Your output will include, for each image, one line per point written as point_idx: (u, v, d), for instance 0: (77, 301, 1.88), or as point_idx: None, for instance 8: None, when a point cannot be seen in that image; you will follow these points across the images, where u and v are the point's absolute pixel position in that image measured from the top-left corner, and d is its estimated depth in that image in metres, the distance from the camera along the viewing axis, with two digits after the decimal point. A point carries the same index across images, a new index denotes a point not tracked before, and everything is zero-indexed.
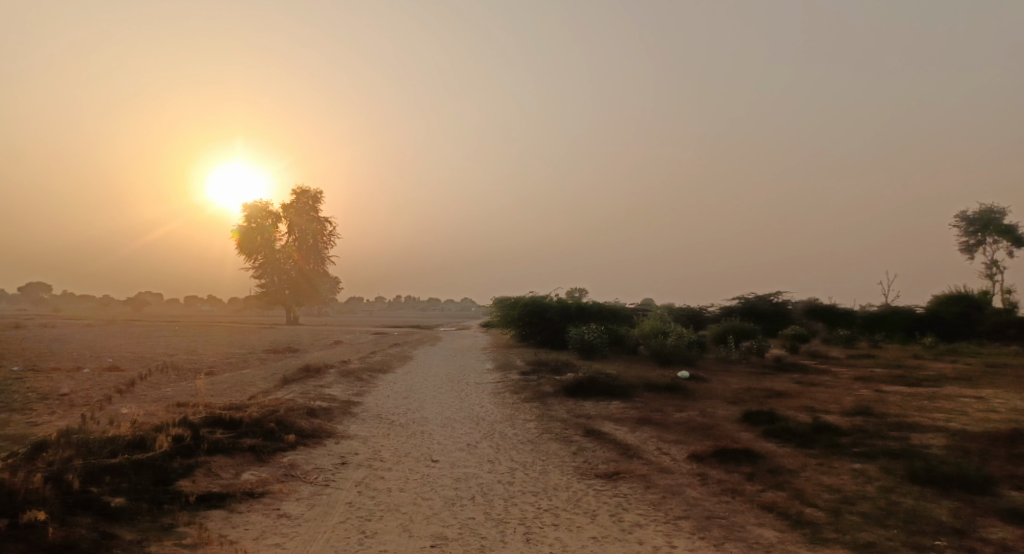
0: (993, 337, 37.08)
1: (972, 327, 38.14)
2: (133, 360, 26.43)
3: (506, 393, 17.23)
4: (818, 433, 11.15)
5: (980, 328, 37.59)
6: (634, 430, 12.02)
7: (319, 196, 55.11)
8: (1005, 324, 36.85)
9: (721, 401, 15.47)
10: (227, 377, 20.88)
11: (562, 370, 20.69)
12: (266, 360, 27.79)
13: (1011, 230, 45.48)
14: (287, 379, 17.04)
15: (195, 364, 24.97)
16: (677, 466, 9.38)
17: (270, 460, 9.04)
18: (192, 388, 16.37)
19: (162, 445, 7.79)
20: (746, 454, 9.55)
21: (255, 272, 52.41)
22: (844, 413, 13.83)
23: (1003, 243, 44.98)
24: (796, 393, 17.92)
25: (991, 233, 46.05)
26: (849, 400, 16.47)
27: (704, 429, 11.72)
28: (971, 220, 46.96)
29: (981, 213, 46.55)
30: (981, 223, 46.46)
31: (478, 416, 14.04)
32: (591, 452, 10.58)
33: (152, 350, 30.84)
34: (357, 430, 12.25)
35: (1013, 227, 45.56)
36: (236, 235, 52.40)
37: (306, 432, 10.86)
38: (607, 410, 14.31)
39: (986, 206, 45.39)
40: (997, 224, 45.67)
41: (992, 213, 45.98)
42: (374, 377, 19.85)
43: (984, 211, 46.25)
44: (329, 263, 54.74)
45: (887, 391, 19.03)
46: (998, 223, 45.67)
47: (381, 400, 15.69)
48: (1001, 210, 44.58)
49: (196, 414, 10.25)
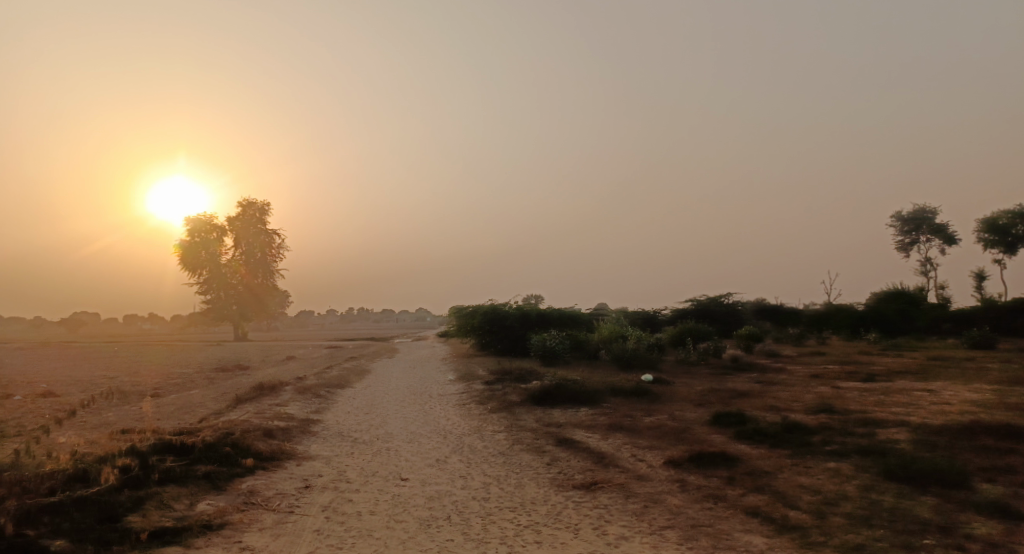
0: (931, 331, 38.53)
1: (912, 322, 39.55)
2: (70, 384, 24.99)
3: (471, 404, 16.82)
4: (789, 432, 11.13)
5: (919, 323, 39.03)
6: (606, 438, 11.78)
7: (267, 207, 53.62)
8: (942, 318, 38.36)
9: (688, 404, 15.42)
10: (175, 398, 19.86)
11: (526, 378, 20.39)
12: (215, 379, 26.65)
13: (943, 228, 47.51)
14: (240, 399, 16.25)
15: (139, 387, 23.73)
16: (655, 473, 9.15)
17: (228, 487, 8.44)
18: (137, 412, 15.43)
19: (108, 479, 7.14)
20: (722, 457, 9.40)
21: (200, 288, 50.56)
22: (809, 411, 13.92)
23: (936, 241, 46.92)
24: (758, 392, 18.03)
25: (925, 231, 48.00)
26: (810, 398, 16.65)
27: (676, 433, 11.55)
28: (906, 220, 48.86)
29: (915, 213, 48.47)
30: (915, 222, 48.39)
31: (445, 429, 13.62)
32: (565, 462, 10.30)
33: (91, 373, 29.26)
34: (319, 450, 11.68)
35: (944, 225, 47.60)
36: (179, 250, 50.50)
37: (265, 454, 10.26)
38: (576, 417, 14.07)
39: (919, 206, 47.31)
40: (930, 223, 47.65)
41: (924, 212, 47.94)
42: (332, 392, 19.18)
43: (917, 211, 48.18)
44: (278, 276, 53.26)
45: (844, 387, 19.37)
46: (931, 222, 47.65)
47: (342, 417, 15.09)
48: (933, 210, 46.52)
49: (144, 441, 9.54)
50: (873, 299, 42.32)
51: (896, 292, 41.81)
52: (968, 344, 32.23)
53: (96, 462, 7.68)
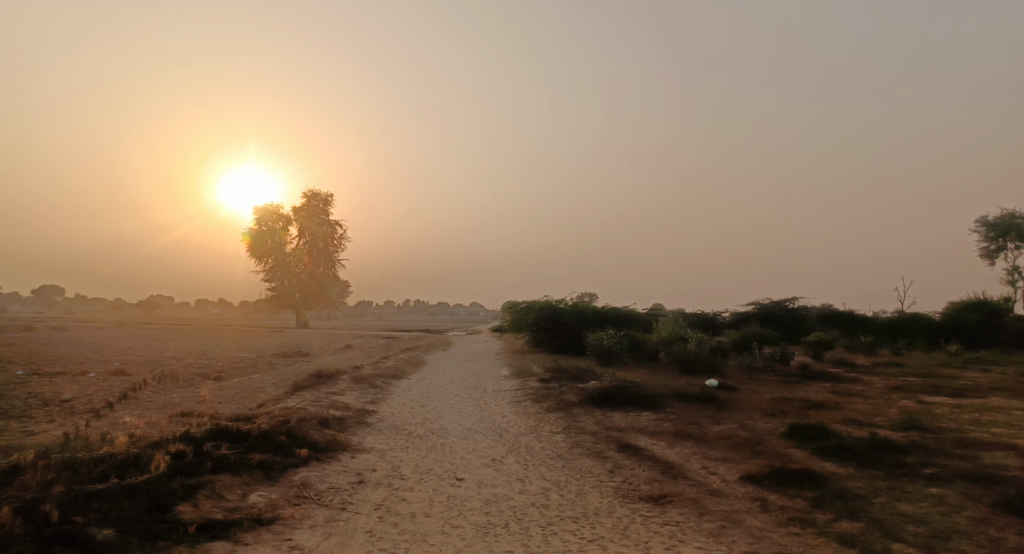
0: (1017, 345, 35.87)
1: (996, 334, 36.89)
2: (139, 364, 25.81)
3: (528, 402, 16.30)
4: (878, 450, 10.17)
5: (1003, 335, 36.40)
6: (672, 446, 11.06)
7: (330, 199, 54.50)
8: None
9: (758, 413, 14.48)
10: (235, 383, 20.05)
11: (584, 378, 19.74)
12: (276, 364, 27.04)
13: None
14: (298, 385, 16.24)
15: (203, 369, 24.19)
16: (730, 489, 8.42)
17: (280, 478, 8.16)
18: (198, 395, 15.55)
19: (160, 465, 6.93)
20: (806, 475, 8.59)
21: (265, 276, 51.81)
22: (895, 427, 12.81)
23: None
24: (833, 403, 16.87)
25: (1012, 238, 44.77)
26: (894, 413, 15.42)
27: (750, 445, 10.74)
28: (991, 225, 45.69)
29: (1001, 218, 45.24)
30: (1002, 228, 45.17)
31: (501, 427, 13.15)
32: (629, 471, 9.65)
33: (160, 354, 30.24)
34: (373, 442, 11.39)
35: None
36: (246, 239, 51.85)
37: (318, 445, 9.99)
38: (639, 421, 13.37)
39: (1008, 212, 44.11)
40: (1018, 229, 44.40)
41: (1013, 218, 44.69)
42: (388, 383, 18.99)
43: (1005, 216, 44.96)
44: (339, 266, 54.06)
45: (929, 402, 17.94)
46: (1019, 229, 44.39)
47: (397, 409, 14.82)
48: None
49: (200, 425, 9.40)
50: (952, 308, 39.74)
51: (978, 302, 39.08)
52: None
53: (150, 446, 7.51)
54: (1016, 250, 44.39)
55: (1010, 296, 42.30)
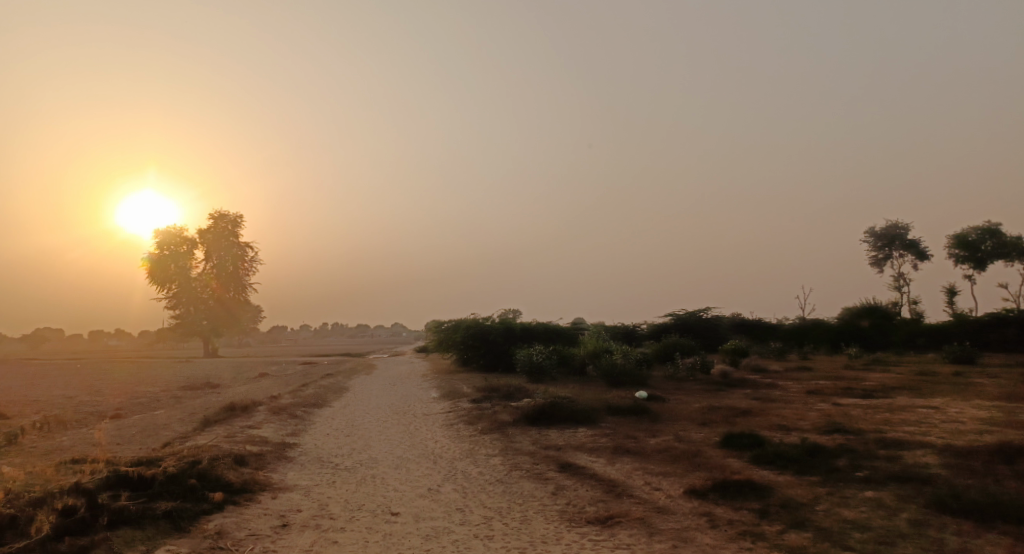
0: (908, 346, 38.40)
1: (889, 336, 39.40)
2: (25, 405, 23.36)
3: (460, 424, 15.74)
4: (811, 455, 10.27)
5: (895, 337, 38.92)
6: (612, 462, 10.81)
7: (240, 220, 52.00)
8: (917, 333, 38.34)
9: (690, 424, 14.53)
10: (137, 421, 18.40)
11: (515, 396, 19.36)
12: (184, 398, 25.23)
13: (916, 244, 47.70)
14: (210, 420, 15.02)
15: (100, 408, 22.16)
16: (677, 505, 8.20)
17: (192, 528, 7.29)
18: (95, 437, 14.06)
19: (43, 527, 6.00)
20: (749, 486, 8.49)
21: (169, 303, 48.69)
22: (821, 431, 13.11)
23: (909, 257, 47.08)
24: (758, 410, 17.22)
25: (897, 247, 48.15)
26: (815, 416, 15.86)
27: (689, 457, 10.64)
28: (879, 236, 49.03)
29: (887, 229, 48.63)
30: (887, 238, 48.55)
31: (434, 453, 12.55)
32: (572, 492, 9.31)
33: (51, 392, 27.67)
34: (296, 478, 10.55)
35: (917, 242, 47.81)
36: (147, 265, 48.65)
37: (235, 486, 9.09)
38: (575, 438, 13.10)
39: (892, 223, 47.49)
40: (902, 239, 47.83)
41: (897, 229, 48.13)
42: (310, 412, 17.94)
43: (890, 228, 48.38)
44: (251, 290, 51.57)
45: (844, 404, 18.63)
46: (903, 239, 47.84)
47: (321, 440, 13.93)
48: (906, 226, 46.66)
49: (95, 473, 8.35)
50: (849, 314, 42.18)
51: (872, 307, 41.66)
52: (951, 359, 31.98)
53: (31, 503, 6.50)
54: (901, 259, 47.78)
55: (898, 301, 45.37)
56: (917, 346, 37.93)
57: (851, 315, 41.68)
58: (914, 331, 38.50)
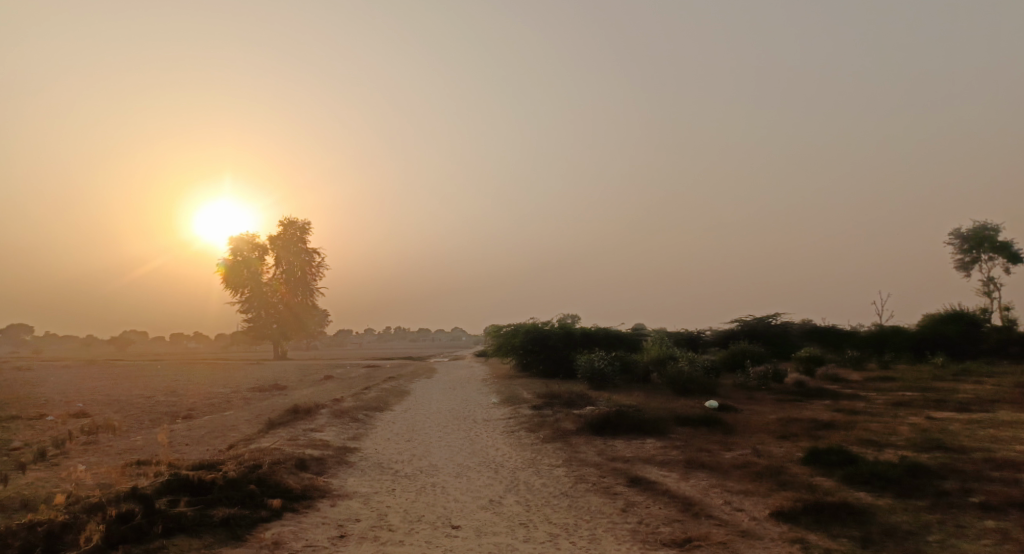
0: (1000, 355, 35.62)
1: (977, 344, 36.67)
2: (104, 404, 24.21)
3: (522, 431, 15.23)
4: (911, 475, 9.29)
5: (984, 346, 36.22)
6: (686, 478, 10.08)
7: (307, 226, 53.17)
8: (1010, 341, 35.52)
9: (768, 437, 13.58)
10: (206, 421, 18.69)
11: (579, 403, 18.72)
12: (251, 399, 25.72)
13: (1007, 245, 44.31)
14: (273, 422, 15.03)
15: (172, 408, 22.72)
16: (763, 529, 7.45)
17: (249, 537, 7.03)
18: (163, 438, 14.24)
19: (94, 538, 5.84)
20: (846, 509, 7.64)
21: (240, 307, 50.17)
22: (917, 448, 11.96)
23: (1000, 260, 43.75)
24: (841, 422, 16.02)
25: (986, 249, 44.84)
26: (908, 431, 14.59)
27: (771, 475, 9.79)
28: (965, 237, 45.80)
29: (974, 230, 45.35)
30: (975, 239, 45.28)
31: (496, 462, 12.09)
32: (644, 510, 8.66)
33: (129, 392, 28.73)
34: (356, 485, 10.28)
35: (1008, 243, 44.43)
36: (221, 270, 50.32)
37: (294, 493, 8.85)
38: (644, 450, 12.39)
39: (981, 223, 44.27)
40: (992, 240, 44.52)
41: (985, 229, 44.85)
42: (371, 416, 17.80)
43: (977, 228, 45.14)
44: (317, 295, 52.64)
45: (938, 418, 17.14)
46: (992, 240, 44.52)
47: (381, 445, 13.69)
48: (996, 226, 43.39)
49: (157, 476, 8.27)
50: (932, 320, 39.52)
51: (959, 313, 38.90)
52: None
53: (86, 510, 6.35)
54: (990, 262, 44.50)
55: (987, 307, 42.22)
56: (1011, 356, 35.11)
57: (935, 321, 38.99)
58: (1009, 340, 35.64)
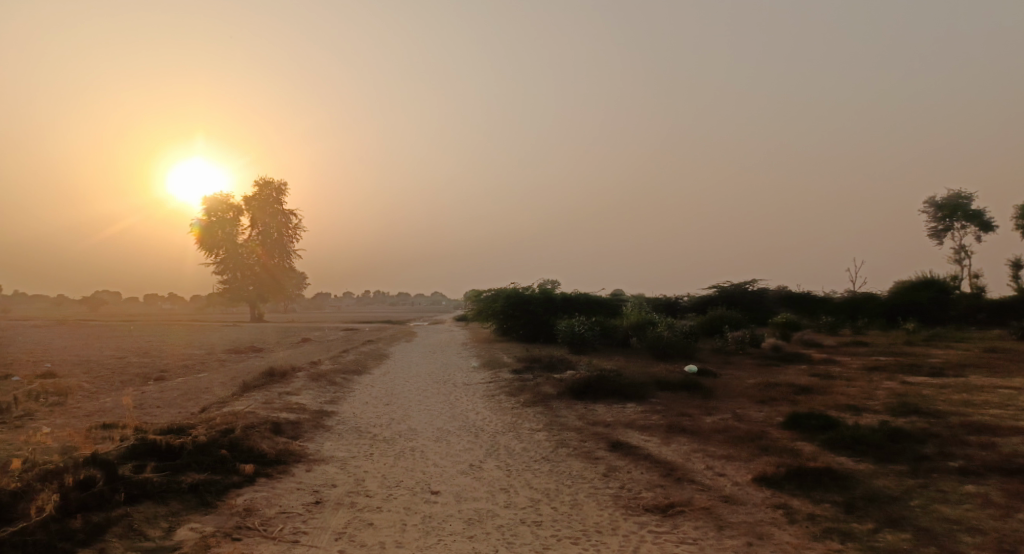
0: (969, 321, 36.25)
1: (947, 311, 37.28)
2: (76, 365, 23.68)
3: (502, 395, 15.09)
4: (892, 440, 9.26)
5: (954, 312, 36.85)
6: (668, 443, 9.98)
7: (284, 187, 52.04)
8: (979, 308, 36.15)
9: (748, 401, 13.56)
10: (180, 384, 18.30)
11: (559, 367, 18.63)
12: (227, 362, 25.34)
13: (979, 215, 44.84)
14: (247, 385, 14.71)
15: (146, 370, 22.27)
16: (746, 494, 7.36)
17: (219, 504, 6.77)
18: (133, 401, 13.87)
19: (47, 508, 5.54)
20: (829, 474, 7.57)
21: (216, 268, 49.26)
22: (896, 412, 12.00)
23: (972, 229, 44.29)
24: (819, 387, 16.09)
25: (959, 218, 45.30)
26: (885, 395, 14.68)
27: (753, 439, 9.72)
28: (940, 206, 46.20)
29: (948, 199, 45.75)
30: (949, 208, 45.75)
31: (476, 426, 11.92)
32: (626, 475, 8.55)
33: (101, 353, 28.13)
34: (332, 449, 10.04)
35: (981, 212, 44.94)
36: (196, 231, 49.25)
37: (267, 458, 8.58)
38: (625, 415, 12.30)
39: (955, 192, 44.68)
40: (965, 209, 45.00)
41: (959, 199, 45.28)
42: (349, 380, 17.54)
43: (951, 197, 45.56)
44: (295, 257, 51.84)
45: (913, 383, 17.32)
46: (966, 209, 45.00)
47: (359, 409, 13.45)
48: (970, 195, 43.78)
49: (123, 441, 7.95)
50: (904, 287, 40.05)
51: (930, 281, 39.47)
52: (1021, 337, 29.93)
53: (42, 477, 6.02)
54: (962, 230, 45.04)
55: (958, 275, 42.86)
56: (980, 322, 35.75)
57: (907, 288, 39.50)
58: (978, 307, 36.27)
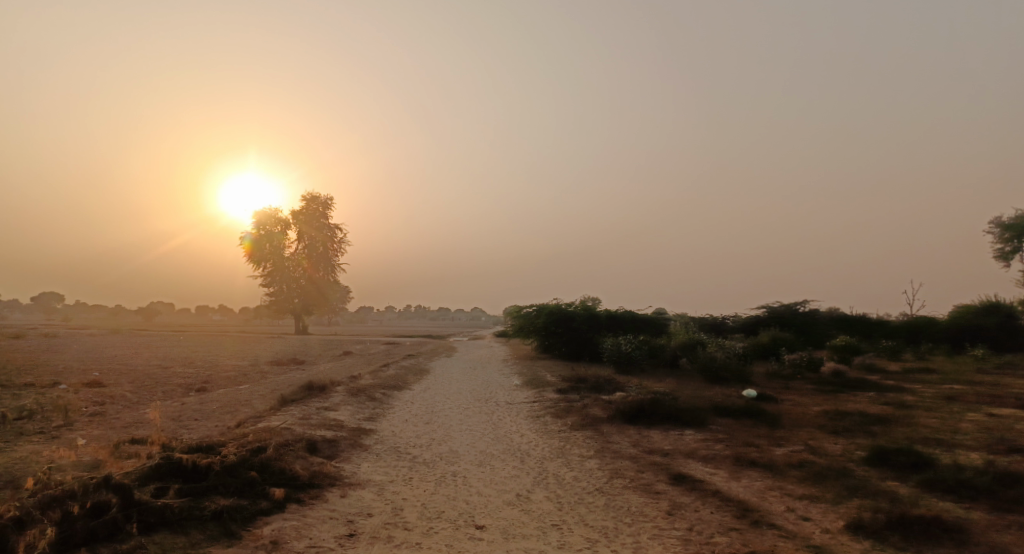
0: None
1: (1016, 336, 34.90)
2: (121, 374, 23.69)
3: (547, 417, 14.20)
4: (1000, 484, 8.17)
5: (1023, 339, 34.50)
6: (736, 477, 8.99)
7: (330, 202, 52.40)
8: None
9: (819, 432, 12.44)
10: (220, 395, 17.97)
11: (606, 388, 17.70)
12: (269, 374, 25.04)
13: None
14: (285, 399, 14.18)
15: (187, 380, 22.08)
16: (841, 546, 6.42)
17: (244, 534, 6.11)
18: (169, 413, 13.46)
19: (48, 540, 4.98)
20: (939, 526, 6.57)
21: (263, 281, 49.71)
22: (992, 450, 10.78)
23: None
24: (895, 418, 14.78)
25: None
26: (971, 429, 13.35)
27: (836, 478, 8.69)
28: (1006, 227, 43.54)
29: (1016, 219, 43.03)
30: (1016, 230, 43.04)
31: (521, 450, 11.09)
32: (693, 513, 7.64)
33: (146, 363, 28.17)
34: (369, 472, 9.34)
35: None
36: (245, 244, 49.91)
37: (300, 481, 7.92)
38: (684, 442, 11.33)
39: (1022, 212, 42.05)
40: None
41: None
42: (389, 395, 16.92)
43: (1019, 218, 42.87)
44: (339, 270, 52.09)
45: (998, 415, 15.82)
46: None
47: (398, 427, 12.75)
48: None
49: (148, 459, 7.41)
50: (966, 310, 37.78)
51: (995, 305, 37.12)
52: None
53: (46, 506, 5.49)
54: None
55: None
56: None
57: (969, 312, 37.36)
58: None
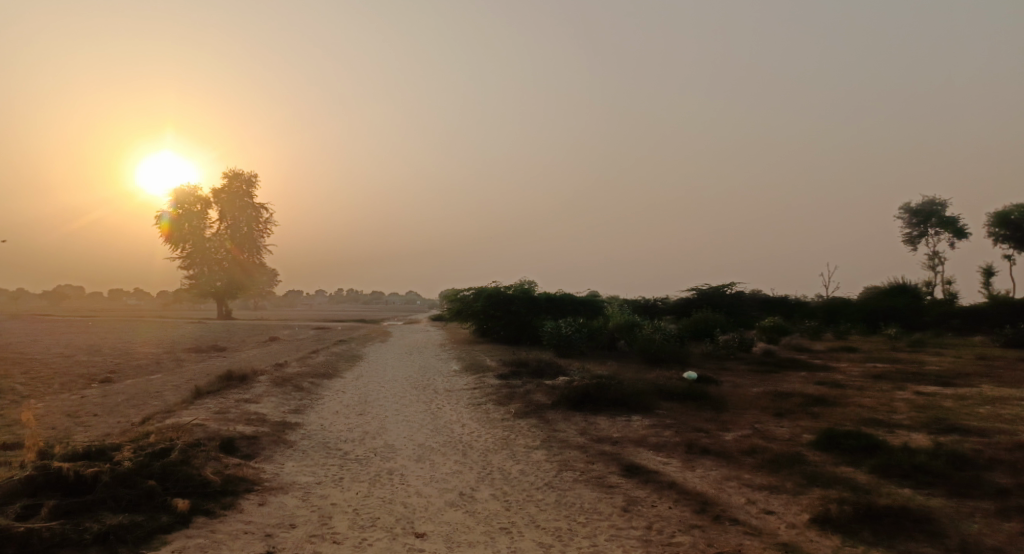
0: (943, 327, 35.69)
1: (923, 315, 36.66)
2: (17, 363, 21.48)
3: (489, 404, 13.47)
4: (954, 466, 8.01)
5: (929, 318, 36.24)
6: (691, 467, 8.52)
7: (255, 179, 49.58)
8: (952, 315, 35.70)
9: (764, 414, 12.22)
10: (129, 386, 16.38)
11: (547, 373, 17.12)
12: (187, 362, 23.29)
13: (953, 221, 44.23)
14: (200, 391, 12.89)
15: (94, 370, 20.20)
16: (810, 543, 6.00)
17: None
18: (65, 408, 11.98)
19: None
20: (908, 517, 6.25)
21: (183, 263, 46.83)
22: (934, 430, 10.77)
23: (947, 236, 43.68)
24: (833, 398, 14.81)
25: (934, 224, 44.73)
26: (906, 407, 13.48)
27: (792, 465, 8.35)
28: (914, 212, 45.60)
29: (923, 205, 45.17)
30: (923, 215, 45.10)
31: (463, 442, 10.32)
32: (650, 509, 7.09)
33: (49, 351, 25.77)
34: (293, 472, 8.37)
35: (955, 219, 44.33)
36: (163, 223, 46.88)
37: (212, 488, 6.91)
38: (633, 430, 10.85)
39: (930, 198, 44.09)
40: (940, 216, 44.36)
41: (933, 205, 44.67)
42: (318, 385, 15.81)
43: (926, 204, 44.95)
44: (266, 252, 49.58)
45: (925, 393, 16.15)
46: (940, 215, 44.37)
47: (328, 420, 11.75)
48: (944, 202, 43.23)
49: (20, 469, 6.26)
50: (877, 292, 39.39)
51: (904, 286, 38.83)
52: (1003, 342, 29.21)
53: None
54: (937, 237, 44.42)
55: (932, 281, 42.41)
56: (954, 328, 35.23)
57: (880, 293, 39.02)
58: (953, 313, 35.87)
